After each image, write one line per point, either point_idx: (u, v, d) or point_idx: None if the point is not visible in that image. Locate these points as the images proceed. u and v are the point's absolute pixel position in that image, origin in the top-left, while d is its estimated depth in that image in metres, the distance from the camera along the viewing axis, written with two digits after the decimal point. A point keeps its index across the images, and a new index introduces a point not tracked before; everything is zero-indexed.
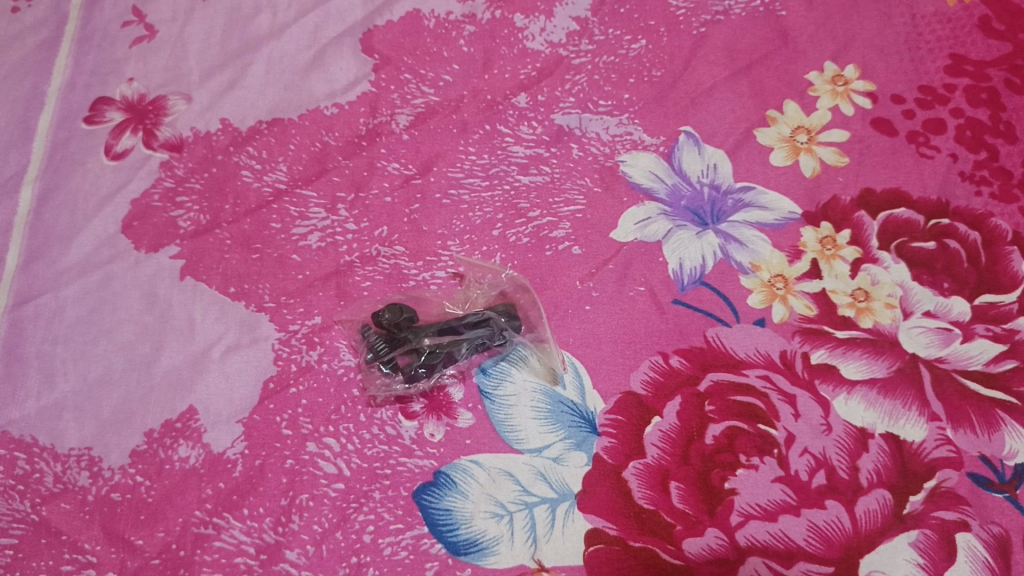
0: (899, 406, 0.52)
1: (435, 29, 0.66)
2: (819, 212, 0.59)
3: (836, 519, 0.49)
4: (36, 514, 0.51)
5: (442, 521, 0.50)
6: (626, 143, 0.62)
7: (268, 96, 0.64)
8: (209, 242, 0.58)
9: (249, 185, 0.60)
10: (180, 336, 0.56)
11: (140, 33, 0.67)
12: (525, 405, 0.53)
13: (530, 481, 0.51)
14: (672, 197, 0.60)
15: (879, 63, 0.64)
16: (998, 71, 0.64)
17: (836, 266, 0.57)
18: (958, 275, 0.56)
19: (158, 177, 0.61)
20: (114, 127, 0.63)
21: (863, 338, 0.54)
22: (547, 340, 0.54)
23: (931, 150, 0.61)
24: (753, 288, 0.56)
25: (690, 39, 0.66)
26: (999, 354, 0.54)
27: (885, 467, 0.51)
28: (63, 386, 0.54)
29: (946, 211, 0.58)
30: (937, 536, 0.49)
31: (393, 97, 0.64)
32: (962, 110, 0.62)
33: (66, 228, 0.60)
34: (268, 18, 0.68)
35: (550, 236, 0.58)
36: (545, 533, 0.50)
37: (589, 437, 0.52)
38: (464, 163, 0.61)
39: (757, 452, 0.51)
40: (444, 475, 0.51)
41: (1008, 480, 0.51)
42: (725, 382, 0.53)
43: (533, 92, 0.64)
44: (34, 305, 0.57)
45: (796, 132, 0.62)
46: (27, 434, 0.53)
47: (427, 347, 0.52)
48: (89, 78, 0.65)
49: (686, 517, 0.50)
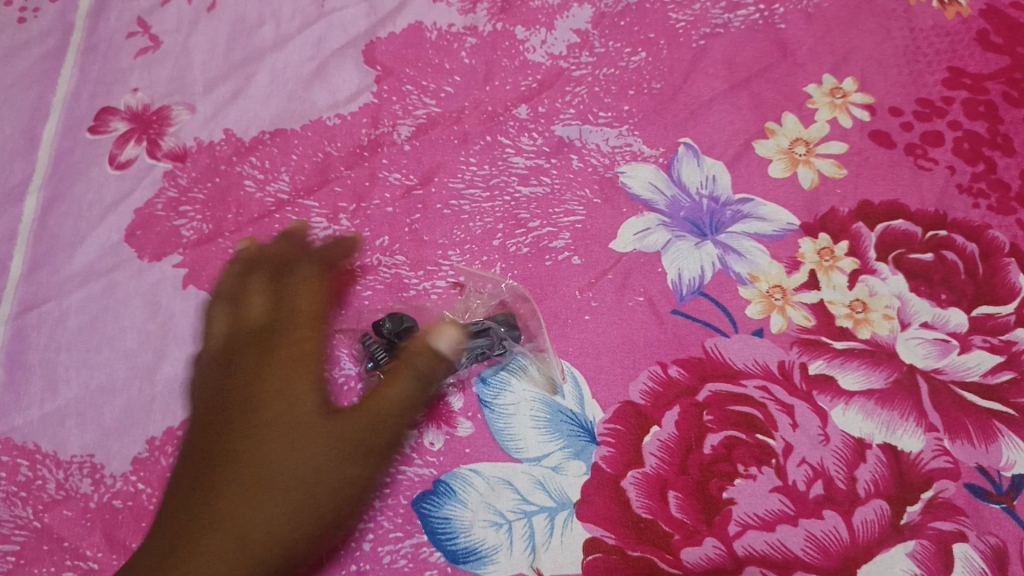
0: (896, 417, 0.53)
1: (437, 41, 0.67)
2: (817, 224, 0.59)
3: (834, 529, 0.50)
4: (38, 521, 0.51)
5: (442, 529, 0.51)
6: (626, 154, 0.62)
7: (271, 107, 0.65)
8: (211, 251, 0.59)
9: (252, 195, 0.61)
10: (182, 343, 0.56)
11: (145, 44, 0.68)
12: (525, 414, 0.54)
13: (529, 490, 0.51)
14: (671, 208, 0.60)
15: (878, 76, 0.65)
16: (996, 84, 0.64)
17: (834, 277, 0.57)
18: (955, 286, 0.57)
19: (162, 187, 0.62)
20: (118, 137, 0.64)
21: (861, 349, 0.55)
22: (546, 350, 0.55)
23: (929, 163, 0.61)
24: (752, 299, 0.57)
25: (690, 51, 0.66)
26: (997, 365, 0.54)
27: (883, 477, 0.51)
28: (66, 393, 0.55)
29: (944, 222, 0.59)
30: (935, 547, 0.49)
31: (395, 108, 0.64)
32: (961, 122, 0.63)
33: (71, 237, 0.60)
34: (272, 30, 0.68)
35: (550, 246, 0.59)
36: (543, 541, 0.50)
37: (588, 446, 0.52)
38: (465, 173, 0.61)
39: (755, 462, 0.51)
40: (444, 483, 0.52)
41: (1005, 491, 0.51)
42: (724, 392, 0.53)
43: (533, 104, 0.64)
44: (38, 313, 0.57)
45: (794, 144, 0.62)
46: (30, 440, 0.53)
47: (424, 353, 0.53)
48: (94, 88, 0.66)
49: (685, 527, 0.50)
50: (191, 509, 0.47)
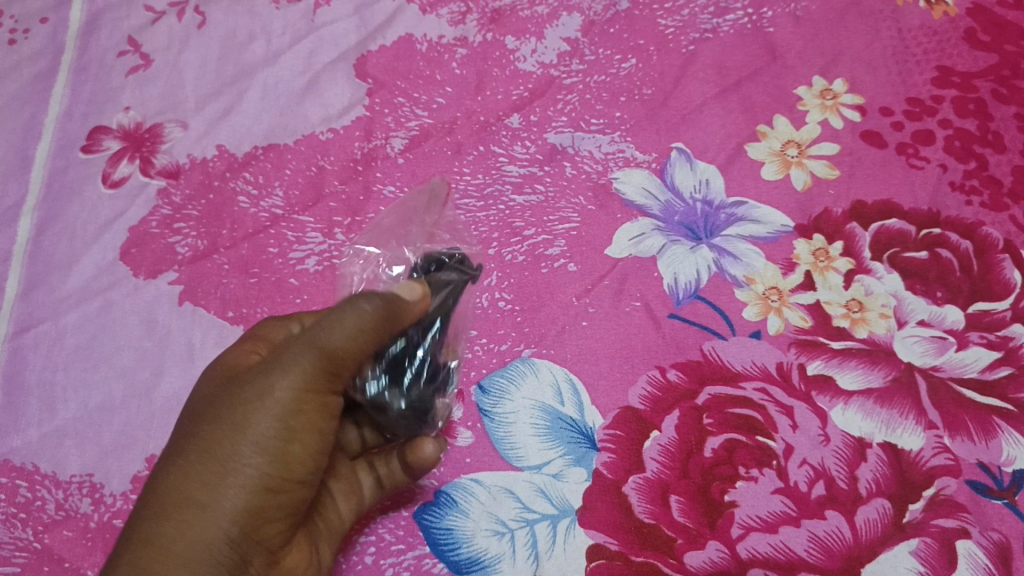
0: (896, 416, 0.53)
1: (428, 52, 0.67)
2: (811, 225, 0.59)
3: (837, 529, 0.50)
4: (38, 542, 0.51)
5: (444, 540, 0.50)
6: (619, 160, 0.62)
7: (264, 122, 0.65)
8: (207, 267, 0.59)
9: (246, 210, 0.61)
10: (180, 360, 0.56)
11: (136, 62, 0.68)
12: (525, 422, 0.54)
13: (531, 498, 0.51)
14: (665, 213, 0.60)
15: (868, 76, 0.65)
16: (985, 82, 0.64)
17: (830, 277, 0.57)
18: (951, 283, 0.57)
19: (156, 204, 0.62)
20: (111, 155, 0.64)
21: (858, 349, 0.55)
22: (538, 401, 0.54)
23: (921, 162, 0.61)
24: (749, 301, 0.57)
25: (679, 57, 0.66)
26: (994, 361, 0.54)
27: (884, 476, 0.51)
28: (64, 413, 0.55)
29: (938, 220, 0.59)
30: (938, 545, 0.49)
31: (388, 120, 0.64)
32: (951, 121, 0.63)
33: (65, 257, 0.60)
34: (263, 45, 0.68)
35: (546, 253, 0.59)
36: (546, 549, 0.50)
37: (589, 453, 0.52)
38: (459, 184, 0.61)
39: (756, 465, 0.51)
40: (445, 494, 0.52)
41: (1007, 486, 0.51)
42: (723, 395, 0.53)
43: (525, 113, 0.64)
44: (34, 333, 0.57)
45: (786, 146, 0.62)
46: (29, 461, 0.53)
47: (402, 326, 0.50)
48: (86, 108, 0.66)
49: (687, 530, 0.50)
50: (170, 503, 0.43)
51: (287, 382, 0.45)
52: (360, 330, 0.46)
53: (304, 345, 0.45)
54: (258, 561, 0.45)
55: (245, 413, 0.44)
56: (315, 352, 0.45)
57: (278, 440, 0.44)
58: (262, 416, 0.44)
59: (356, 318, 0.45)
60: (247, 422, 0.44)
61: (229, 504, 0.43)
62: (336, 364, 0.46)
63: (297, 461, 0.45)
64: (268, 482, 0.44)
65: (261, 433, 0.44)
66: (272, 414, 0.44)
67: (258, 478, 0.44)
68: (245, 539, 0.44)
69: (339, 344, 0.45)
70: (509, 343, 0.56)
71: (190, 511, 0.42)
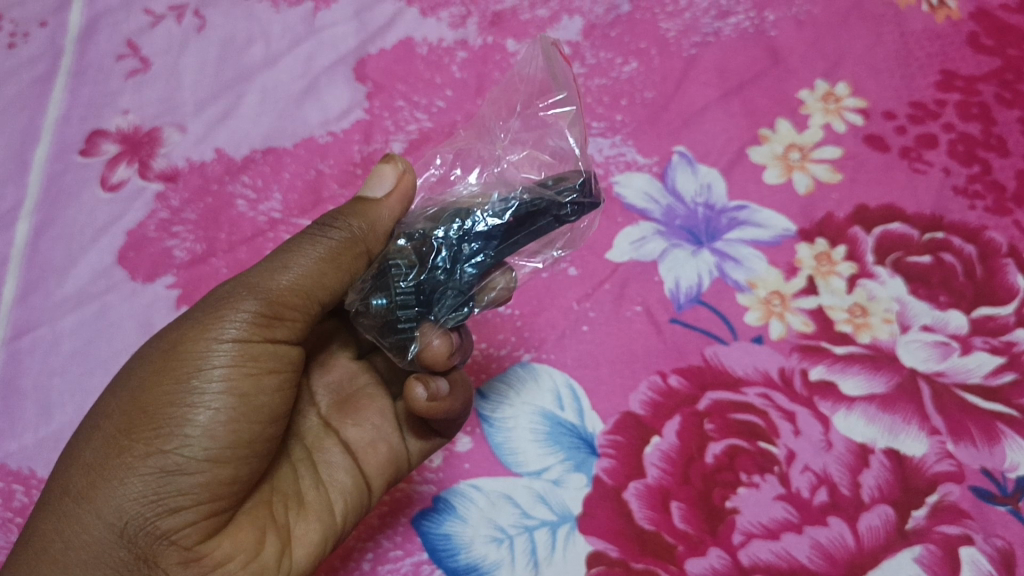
0: (900, 422, 0.52)
1: (427, 55, 0.67)
2: (814, 229, 0.59)
3: (839, 536, 0.49)
4: None
5: (443, 547, 0.50)
6: (620, 164, 0.62)
7: (262, 126, 0.64)
8: (205, 271, 0.59)
9: (244, 214, 0.61)
10: None
11: (135, 66, 0.67)
12: (525, 428, 0.53)
13: (530, 504, 0.51)
14: (666, 217, 0.60)
15: (870, 80, 0.65)
16: (989, 86, 0.64)
17: (833, 282, 0.57)
18: (954, 288, 0.56)
19: (153, 208, 0.61)
20: (109, 159, 0.63)
21: (861, 354, 0.54)
22: (538, 406, 0.54)
23: (924, 166, 0.61)
24: (751, 306, 0.56)
25: (681, 60, 0.66)
26: (998, 366, 0.54)
27: (887, 482, 0.51)
28: (60, 418, 0.54)
29: (941, 225, 0.59)
30: (941, 552, 0.49)
31: (387, 124, 0.64)
32: (954, 124, 0.62)
33: (62, 261, 0.60)
34: (262, 48, 0.67)
35: None
36: (546, 555, 0.49)
37: (588, 458, 0.52)
38: None
39: (758, 470, 0.51)
40: (443, 500, 0.51)
41: (1011, 493, 0.50)
42: (725, 401, 0.53)
43: None
44: (31, 337, 0.57)
45: (788, 150, 0.62)
46: (25, 466, 0.53)
47: (421, 229, 0.46)
48: (84, 112, 0.65)
49: (688, 537, 0.49)
50: (72, 489, 0.41)
51: (209, 341, 0.43)
52: (311, 264, 0.44)
53: (248, 292, 0.44)
54: (170, 559, 0.42)
55: (158, 385, 0.43)
56: (243, 299, 0.43)
57: (194, 412, 0.42)
58: (179, 384, 0.43)
59: (312, 252, 0.45)
60: (170, 407, 0.42)
61: (125, 491, 0.41)
62: (278, 310, 0.44)
63: (214, 436, 0.42)
64: (169, 462, 0.42)
65: (173, 406, 0.42)
66: (190, 383, 0.43)
67: (158, 459, 0.41)
68: (150, 529, 0.42)
69: (302, 282, 0.44)
70: (509, 348, 0.55)
71: (87, 502, 0.41)
